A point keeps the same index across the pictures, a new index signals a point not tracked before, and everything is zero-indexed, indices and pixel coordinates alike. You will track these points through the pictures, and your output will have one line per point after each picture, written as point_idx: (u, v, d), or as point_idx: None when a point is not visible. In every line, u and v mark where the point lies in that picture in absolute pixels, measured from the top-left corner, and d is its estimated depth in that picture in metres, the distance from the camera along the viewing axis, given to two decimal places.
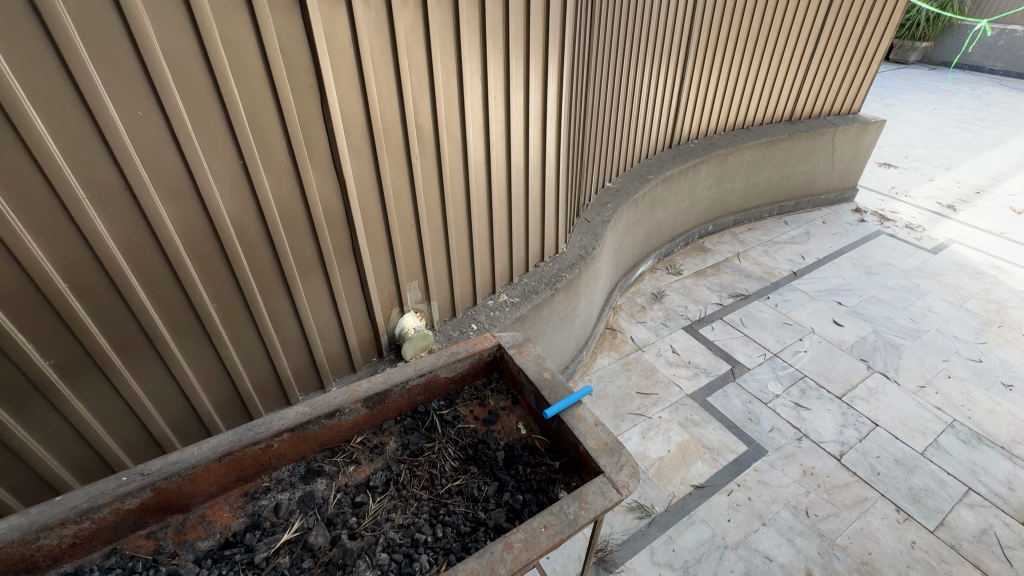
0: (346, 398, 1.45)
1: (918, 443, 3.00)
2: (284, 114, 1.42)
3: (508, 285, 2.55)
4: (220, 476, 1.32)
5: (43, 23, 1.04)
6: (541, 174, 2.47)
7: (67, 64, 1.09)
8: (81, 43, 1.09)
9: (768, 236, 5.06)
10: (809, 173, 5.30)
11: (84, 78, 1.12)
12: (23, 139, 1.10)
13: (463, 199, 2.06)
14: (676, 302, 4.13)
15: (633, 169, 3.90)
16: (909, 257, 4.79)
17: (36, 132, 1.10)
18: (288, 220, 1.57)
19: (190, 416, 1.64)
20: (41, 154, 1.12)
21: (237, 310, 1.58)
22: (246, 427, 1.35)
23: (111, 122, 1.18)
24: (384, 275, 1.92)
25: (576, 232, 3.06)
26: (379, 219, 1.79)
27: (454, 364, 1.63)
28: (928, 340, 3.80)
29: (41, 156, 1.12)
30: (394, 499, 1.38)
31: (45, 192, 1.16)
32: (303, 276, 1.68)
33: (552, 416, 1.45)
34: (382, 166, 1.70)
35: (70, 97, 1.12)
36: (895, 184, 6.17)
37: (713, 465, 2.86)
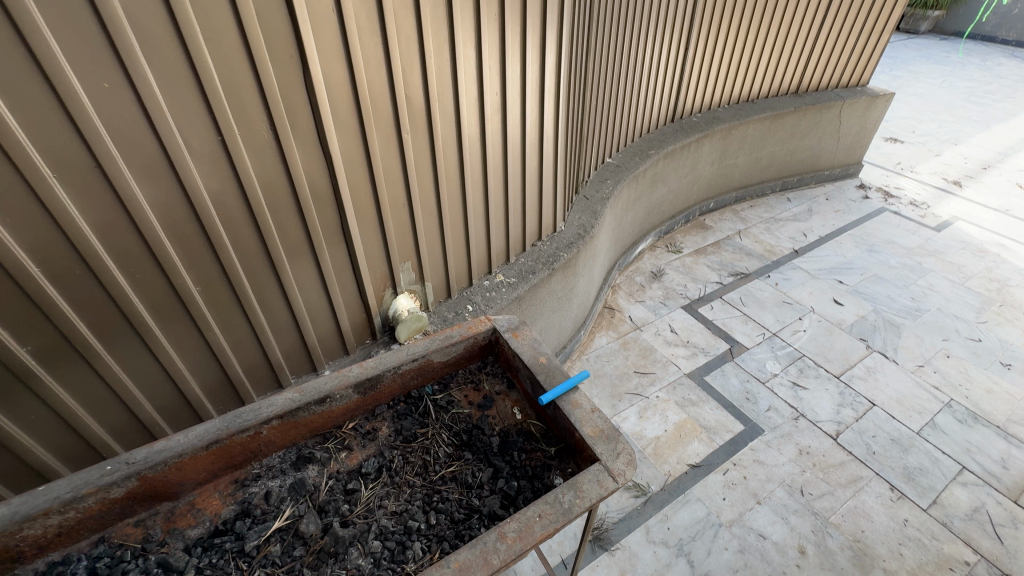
0: (336, 384, 1.41)
1: (915, 423, 3.00)
2: (264, 86, 1.34)
3: (505, 265, 2.49)
4: (209, 463, 1.29)
5: None
6: (538, 151, 2.38)
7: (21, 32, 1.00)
8: (34, 6, 1.00)
9: (770, 213, 4.97)
10: (814, 149, 5.18)
11: (42, 48, 1.03)
12: None
13: (457, 176, 1.99)
14: (675, 280, 4.08)
15: (634, 144, 3.79)
16: (912, 235, 4.72)
17: None
18: (273, 199, 1.50)
19: (178, 401, 1.60)
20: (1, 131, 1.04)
21: (223, 293, 1.53)
22: (234, 415, 1.32)
23: (75, 96, 1.10)
24: (375, 256, 1.86)
25: (575, 209, 2.98)
26: (369, 198, 1.72)
27: (448, 348, 1.59)
28: (928, 319, 3.78)
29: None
30: (387, 486, 1.36)
31: (9, 172, 1.09)
32: (291, 257, 1.62)
33: (548, 402, 1.41)
34: (371, 141, 1.62)
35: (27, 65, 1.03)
36: (901, 160, 6.05)
37: (709, 444, 2.86)
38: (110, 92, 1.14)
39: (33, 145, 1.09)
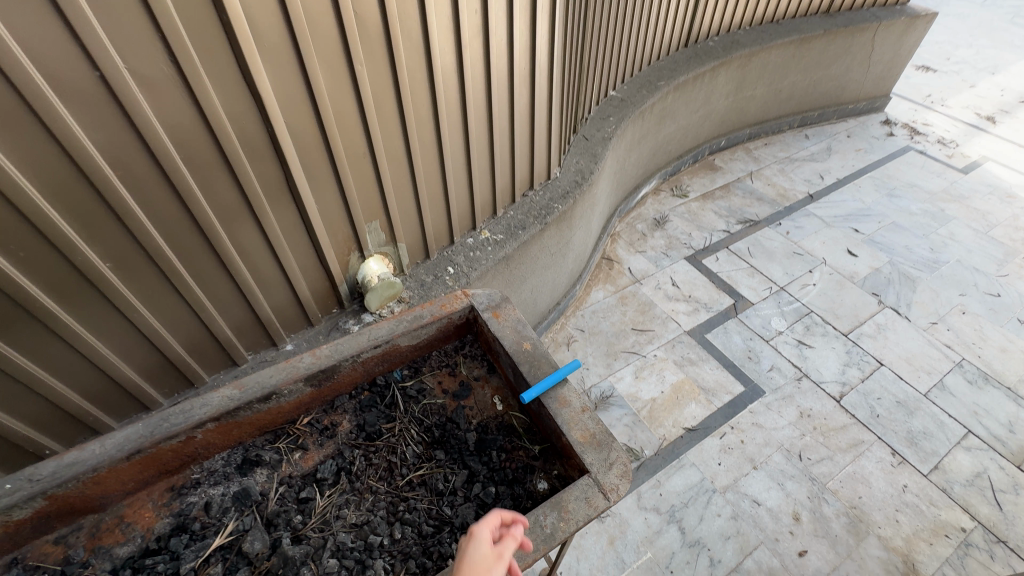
0: (282, 378, 1.20)
1: (923, 384, 2.88)
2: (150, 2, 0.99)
3: (491, 220, 2.20)
4: (136, 473, 1.11)
5: None
6: (529, 85, 2.02)
7: None
8: None
9: (785, 152, 4.58)
10: (839, 78, 4.68)
11: None
12: None
13: (430, 118, 1.66)
14: (679, 228, 3.80)
15: (642, 74, 3.35)
16: (936, 178, 4.37)
17: None
18: (191, 152, 1.20)
19: (113, 389, 1.40)
20: None
21: (146, 268, 1.28)
22: (160, 417, 1.12)
23: None
24: (334, 216, 1.58)
25: (572, 151, 2.64)
26: (319, 148, 1.42)
27: (417, 330, 1.36)
28: (946, 272, 3.55)
29: None
30: (347, 493, 1.19)
31: None
32: (227, 222, 1.35)
33: (531, 400, 1.22)
34: (314, 77, 1.29)
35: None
36: (931, 91, 5.52)
37: (707, 407, 2.74)
38: None
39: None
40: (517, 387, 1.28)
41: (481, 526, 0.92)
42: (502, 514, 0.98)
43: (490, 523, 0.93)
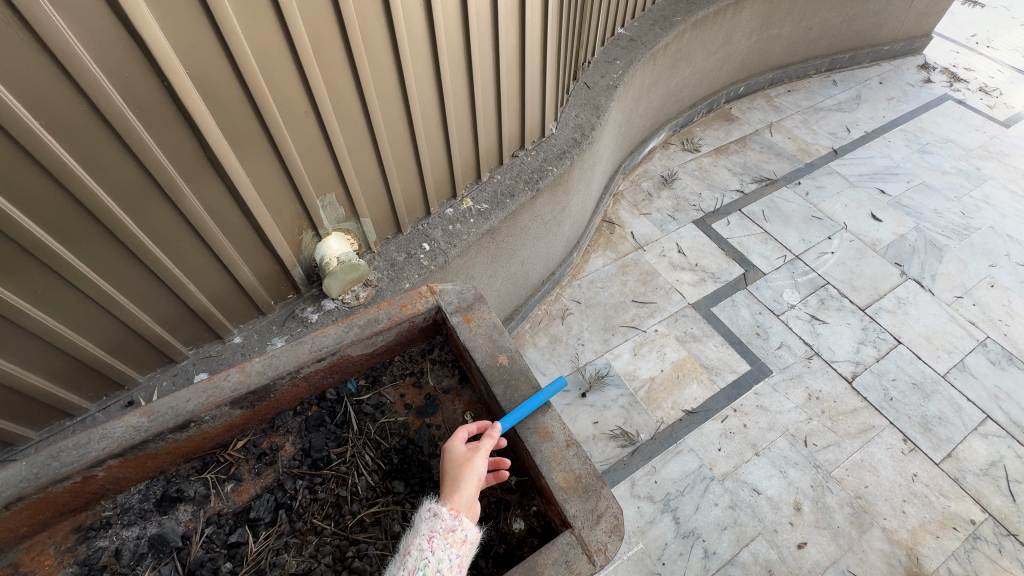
0: (201, 404, 0.99)
1: (942, 365, 2.68)
2: None
3: (475, 186, 1.91)
4: (27, 518, 0.92)
5: None
6: (518, 23, 1.67)
7: None
8: None
9: (809, 101, 4.14)
10: (878, 15, 4.15)
11: None
12: None
13: (391, 65, 1.34)
14: (688, 188, 3.47)
15: (656, 8, 2.90)
16: (974, 132, 3.97)
17: None
18: (60, 118, 0.91)
19: (21, 401, 1.19)
20: None
21: (28, 264, 1.03)
22: (47, 455, 0.91)
23: None
24: (276, 190, 1.31)
25: (572, 102, 2.29)
26: (244, 108, 1.12)
27: (372, 338, 1.13)
28: (977, 240, 3.26)
29: None
30: (286, 536, 1.00)
31: None
32: (131, 205, 1.08)
33: (506, 429, 1.02)
34: (222, 15, 0.97)
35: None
36: (977, 31, 4.96)
37: (709, 387, 2.56)
38: None
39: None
40: (491, 411, 1.08)
41: (457, 433, 1.00)
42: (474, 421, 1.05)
43: (464, 428, 1.01)
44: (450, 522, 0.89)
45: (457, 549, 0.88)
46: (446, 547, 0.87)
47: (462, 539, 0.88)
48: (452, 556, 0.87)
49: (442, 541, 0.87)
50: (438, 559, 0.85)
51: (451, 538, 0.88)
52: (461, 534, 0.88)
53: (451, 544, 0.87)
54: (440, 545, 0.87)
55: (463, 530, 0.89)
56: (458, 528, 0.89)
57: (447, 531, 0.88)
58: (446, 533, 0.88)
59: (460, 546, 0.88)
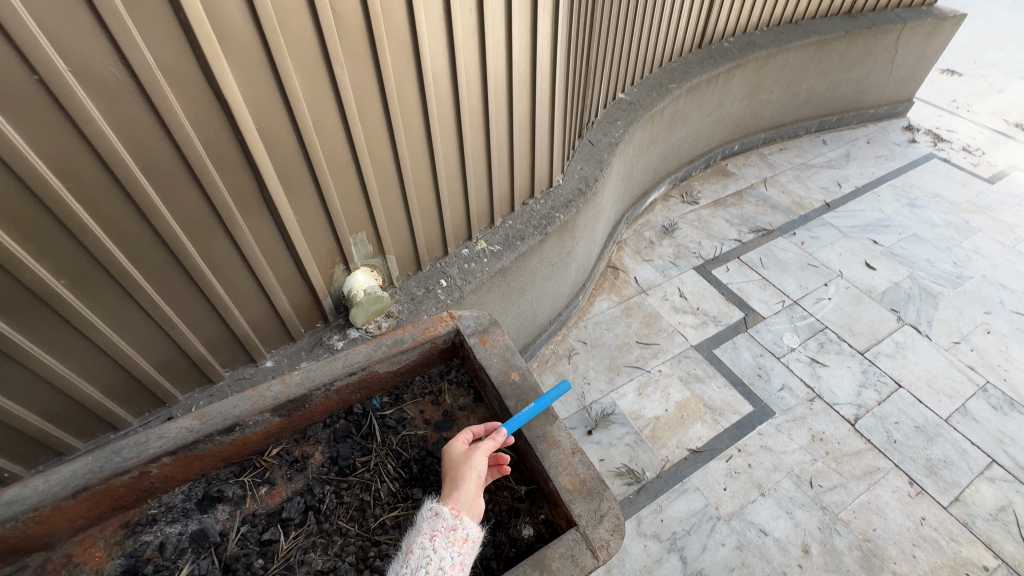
0: (246, 409, 1.11)
1: (943, 409, 2.72)
2: (99, 8, 0.89)
3: (488, 229, 2.10)
4: (84, 510, 1.02)
5: None
6: (529, 88, 1.92)
7: None
8: None
9: (801, 158, 4.41)
10: (861, 82, 4.49)
11: None
12: None
13: (419, 121, 1.55)
14: (688, 237, 3.66)
15: (652, 76, 3.22)
16: (960, 187, 4.18)
17: None
18: (149, 161, 1.09)
19: (76, 410, 1.31)
20: None
21: (106, 285, 1.19)
22: (110, 451, 1.03)
23: None
24: (316, 226, 1.48)
25: (576, 157, 2.52)
26: (296, 155, 1.31)
27: (398, 356, 1.26)
28: (970, 288, 3.38)
29: None
30: (314, 536, 1.09)
31: None
32: (196, 236, 1.25)
33: (512, 431, 1.12)
34: (288, 82, 1.18)
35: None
36: (957, 96, 5.31)
37: (714, 427, 2.62)
38: None
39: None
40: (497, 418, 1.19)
41: (457, 437, 1.11)
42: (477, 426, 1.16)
43: (467, 432, 1.11)
44: (451, 521, 0.97)
45: (459, 548, 0.96)
46: (448, 545, 0.95)
47: (463, 538, 0.96)
48: (454, 554, 0.95)
49: (444, 540, 0.95)
50: (440, 557, 0.93)
51: (452, 537, 0.96)
52: (462, 533, 0.96)
53: (453, 543, 0.95)
54: (441, 544, 0.95)
55: (464, 529, 0.97)
56: (459, 527, 0.97)
57: (448, 530, 0.96)
58: (447, 532, 0.96)
59: (461, 545, 0.96)
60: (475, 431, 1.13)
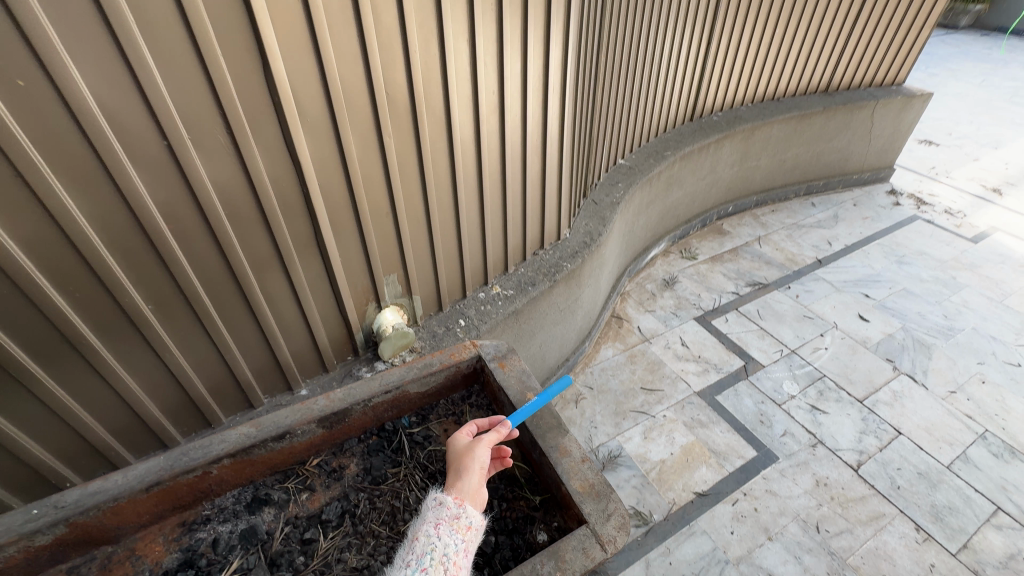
0: (297, 418, 1.27)
1: (945, 456, 2.78)
2: (217, 91, 1.16)
3: (502, 276, 2.32)
4: (151, 506, 1.16)
5: None
6: (540, 152, 2.20)
7: None
8: None
9: (792, 219, 4.70)
10: (842, 151, 4.88)
11: None
12: None
13: (447, 180, 1.81)
14: (688, 289, 3.87)
15: (649, 144, 3.57)
16: (946, 246, 4.42)
17: None
18: (234, 209, 1.33)
19: (137, 425, 1.47)
20: None
21: (182, 312, 1.39)
22: (180, 452, 1.19)
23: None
24: (357, 267, 1.70)
25: (581, 215, 2.79)
26: (347, 205, 1.55)
27: (427, 378, 1.43)
28: (962, 340, 3.51)
29: None
30: (350, 536, 1.21)
31: None
32: (259, 272, 1.47)
33: (516, 424, 1.29)
34: (348, 147, 1.44)
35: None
36: (935, 164, 5.70)
37: (719, 471, 2.68)
38: (29, 91, 0.96)
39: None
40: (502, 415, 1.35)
41: (462, 429, 1.25)
42: (481, 420, 1.30)
43: (469, 427, 1.24)
44: (455, 510, 1.07)
45: (462, 535, 1.05)
46: (452, 532, 1.05)
47: (466, 526, 1.06)
48: (457, 541, 1.04)
49: (448, 528, 1.05)
50: (444, 544, 1.03)
51: (456, 525, 1.06)
52: (465, 521, 1.06)
53: (456, 530, 1.05)
54: (446, 531, 1.04)
55: (467, 518, 1.07)
56: (462, 515, 1.07)
57: (452, 518, 1.06)
58: (451, 520, 1.06)
59: (465, 532, 1.06)
60: (477, 424, 1.27)
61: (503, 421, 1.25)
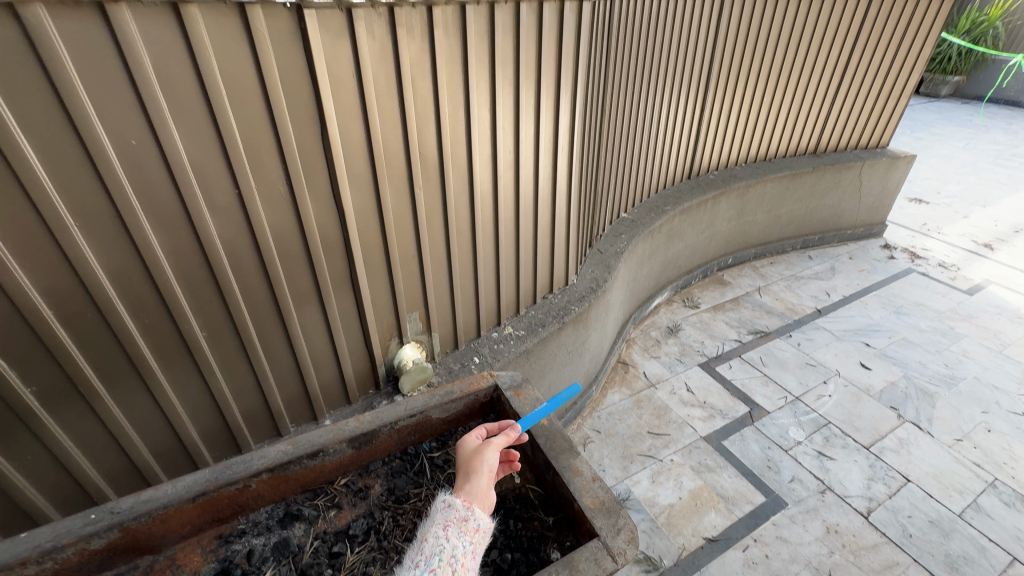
0: (329, 438, 1.38)
1: (956, 504, 2.77)
2: (283, 149, 1.37)
3: (514, 317, 2.47)
4: (194, 517, 1.25)
5: (48, 74, 1.01)
6: (550, 204, 2.42)
7: (69, 109, 1.06)
8: (86, 94, 1.07)
9: (790, 271, 4.88)
10: (835, 207, 5.14)
11: (87, 123, 1.08)
12: (28, 188, 1.07)
13: (467, 227, 2.01)
14: (691, 337, 3.99)
15: (650, 200, 3.83)
16: (942, 298, 4.55)
17: (40, 181, 1.08)
18: (284, 249, 1.51)
19: (177, 447, 1.58)
20: (43, 203, 1.10)
21: (230, 340, 1.53)
22: (224, 466, 1.30)
23: (110, 164, 1.14)
24: (384, 304, 1.86)
25: (588, 263, 2.98)
26: (379, 249, 1.74)
27: (448, 404, 1.55)
28: (965, 388, 3.56)
29: (44, 203, 1.10)
30: (375, 551, 1.29)
31: (43, 233, 1.13)
32: (300, 306, 1.63)
33: (525, 429, 1.41)
34: (384, 197, 1.65)
35: (50, 105, 1.04)
36: (927, 220, 5.94)
37: (728, 516, 2.68)
38: (137, 148, 1.17)
39: (51, 187, 1.10)
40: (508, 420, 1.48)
41: (471, 433, 1.35)
42: (490, 425, 1.42)
43: (477, 432, 1.36)
44: (464, 512, 1.16)
45: (470, 537, 1.14)
46: (460, 535, 1.13)
47: (474, 528, 1.15)
48: (465, 543, 1.13)
49: (456, 530, 1.14)
50: (452, 546, 1.12)
51: (464, 527, 1.14)
52: (473, 524, 1.15)
53: (464, 532, 1.14)
54: (454, 534, 1.13)
55: (475, 520, 1.16)
56: (471, 518, 1.16)
57: (460, 521, 1.15)
58: (460, 522, 1.15)
59: (473, 534, 1.15)
60: (487, 428, 1.39)
61: (512, 425, 1.37)
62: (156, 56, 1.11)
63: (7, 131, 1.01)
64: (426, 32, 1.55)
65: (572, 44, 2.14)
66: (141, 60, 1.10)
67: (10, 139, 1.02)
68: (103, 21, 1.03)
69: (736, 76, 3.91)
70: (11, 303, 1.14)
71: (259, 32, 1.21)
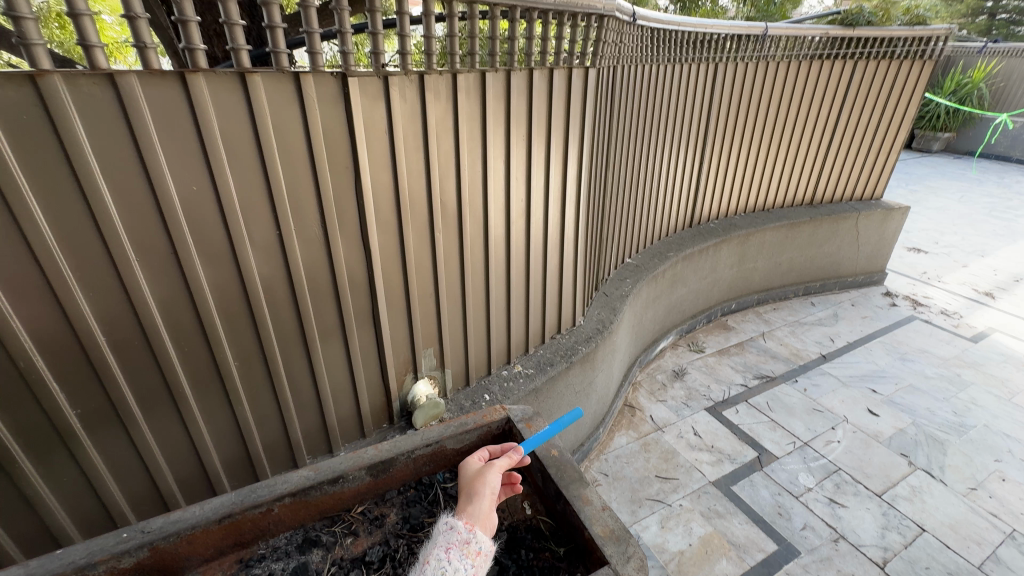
0: (349, 465, 1.45)
1: (974, 555, 2.70)
2: (320, 194, 1.52)
3: (523, 356, 2.56)
4: (218, 539, 1.30)
5: (131, 129, 1.17)
6: (558, 248, 2.56)
7: (143, 159, 1.21)
8: (160, 147, 1.22)
9: (794, 316, 4.95)
10: (835, 255, 5.28)
11: (157, 170, 1.23)
12: (99, 226, 1.21)
13: (481, 267, 2.14)
14: (697, 380, 4.02)
15: (653, 246, 3.99)
16: (946, 345, 4.59)
17: (111, 221, 1.21)
18: (314, 284, 1.63)
19: (199, 474, 1.63)
20: (112, 239, 1.23)
21: (258, 370, 1.63)
22: (249, 490, 1.36)
23: (172, 206, 1.28)
24: (401, 340, 1.96)
25: (594, 305, 3.09)
26: (400, 286, 1.86)
27: (462, 435, 1.61)
28: (976, 436, 3.54)
29: (112, 240, 1.23)
30: None
31: (109, 267, 1.26)
32: (325, 339, 1.73)
33: (527, 451, 1.49)
34: (407, 239, 1.79)
35: (128, 156, 1.19)
36: (926, 269, 6.06)
37: (739, 564, 2.62)
38: (197, 193, 1.31)
39: (120, 226, 1.23)
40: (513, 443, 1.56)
41: (474, 454, 1.44)
42: (493, 447, 1.50)
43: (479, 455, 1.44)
44: (465, 535, 1.20)
45: (472, 560, 1.17)
46: (462, 557, 1.17)
47: (476, 551, 1.18)
48: (467, 566, 1.16)
49: (458, 552, 1.17)
50: (454, 567, 1.14)
51: (467, 549, 1.18)
52: (475, 546, 1.19)
53: (466, 555, 1.17)
54: (456, 556, 1.16)
55: (477, 543, 1.19)
56: (473, 541, 1.19)
57: (463, 543, 1.19)
58: (462, 545, 1.18)
59: (475, 557, 1.18)
60: (490, 449, 1.48)
61: (515, 448, 1.47)
62: (221, 115, 1.29)
63: (91, 178, 1.16)
64: (451, 95, 1.74)
65: (580, 104, 2.36)
66: (208, 118, 1.26)
67: (92, 184, 1.16)
68: (181, 87, 1.21)
69: (732, 132, 4.16)
70: (71, 330, 1.25)
71: (309, 95, 1.40)
